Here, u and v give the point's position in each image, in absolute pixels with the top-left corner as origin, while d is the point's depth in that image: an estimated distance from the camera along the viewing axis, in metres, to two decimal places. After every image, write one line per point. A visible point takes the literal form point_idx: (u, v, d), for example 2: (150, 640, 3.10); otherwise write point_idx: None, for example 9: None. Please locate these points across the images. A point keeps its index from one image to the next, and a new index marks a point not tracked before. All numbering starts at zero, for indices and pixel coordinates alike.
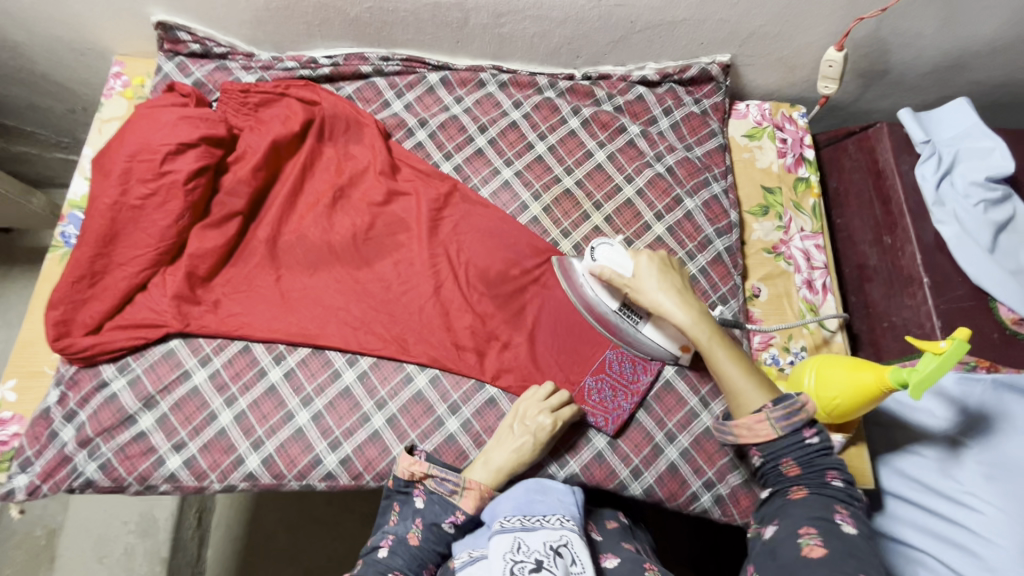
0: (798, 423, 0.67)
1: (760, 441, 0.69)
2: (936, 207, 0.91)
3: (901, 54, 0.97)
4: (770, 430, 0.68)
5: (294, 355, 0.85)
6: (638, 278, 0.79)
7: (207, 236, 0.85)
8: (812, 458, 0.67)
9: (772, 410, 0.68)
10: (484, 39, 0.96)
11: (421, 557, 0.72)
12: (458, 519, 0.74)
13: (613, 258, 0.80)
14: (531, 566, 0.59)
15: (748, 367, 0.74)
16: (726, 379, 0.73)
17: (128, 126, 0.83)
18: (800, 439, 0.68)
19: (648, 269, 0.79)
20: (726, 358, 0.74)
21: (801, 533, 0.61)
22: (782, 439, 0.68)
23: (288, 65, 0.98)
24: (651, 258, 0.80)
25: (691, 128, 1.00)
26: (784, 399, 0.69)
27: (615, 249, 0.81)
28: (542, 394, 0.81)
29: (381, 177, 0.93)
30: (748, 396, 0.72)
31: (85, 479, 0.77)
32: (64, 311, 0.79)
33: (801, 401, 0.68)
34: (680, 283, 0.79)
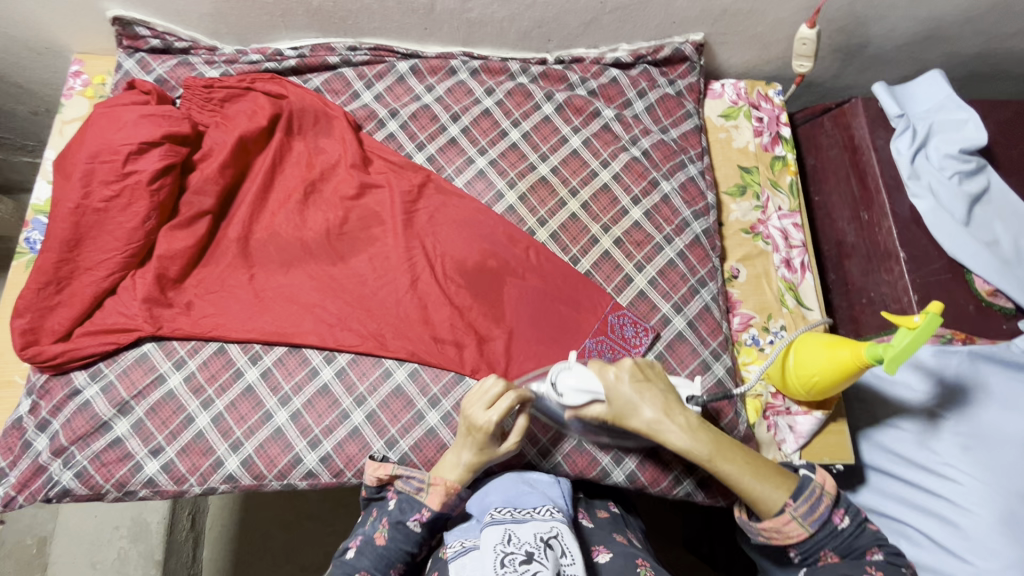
0: (824, 513, 0.67)
1: (794, 541, 0.68)
2: (912, 180, 0.90)
3: (876, 27, 0.96)
4: (800, 528, 0.68)
5: (270, 355, 0.83)
6: (616, 400, 0.71)
7: (176, 237, 0.83)
8: (847, 543, 0.68)
9: (795, 508, 0.67)
10: (453, 25, 0.95)
11: (388, 558, 0.71)
12: (423, 517, 0.72)
13: (579, 383, 0.73)
14: (522, 558, 0.58)
15: (757, 466, 0.69)
16: (743, 491, 0.68)
17: (88, 127, 0.81)
18: (832, 526, 0.68)
19: (623, 389, 0.71)
20: (734, 465, 0.69)
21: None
22: (816, 534, 0.68)
23: (253, 58, 0.95)
24: (621, 374, 0.72)
25: (667, 110, 0.99)
26: (801, 490, 0.68)
27: (576, 372, 0.74)
28: (489, 392, 0.73)
29: (352, 170, 0.91)
30: (769, 499, 0.68)
31: (61, 489, 0.76)
32: (31, 320, 0.77)
33: (816, 485, 0.68)
34: (662, 389, 0.72)
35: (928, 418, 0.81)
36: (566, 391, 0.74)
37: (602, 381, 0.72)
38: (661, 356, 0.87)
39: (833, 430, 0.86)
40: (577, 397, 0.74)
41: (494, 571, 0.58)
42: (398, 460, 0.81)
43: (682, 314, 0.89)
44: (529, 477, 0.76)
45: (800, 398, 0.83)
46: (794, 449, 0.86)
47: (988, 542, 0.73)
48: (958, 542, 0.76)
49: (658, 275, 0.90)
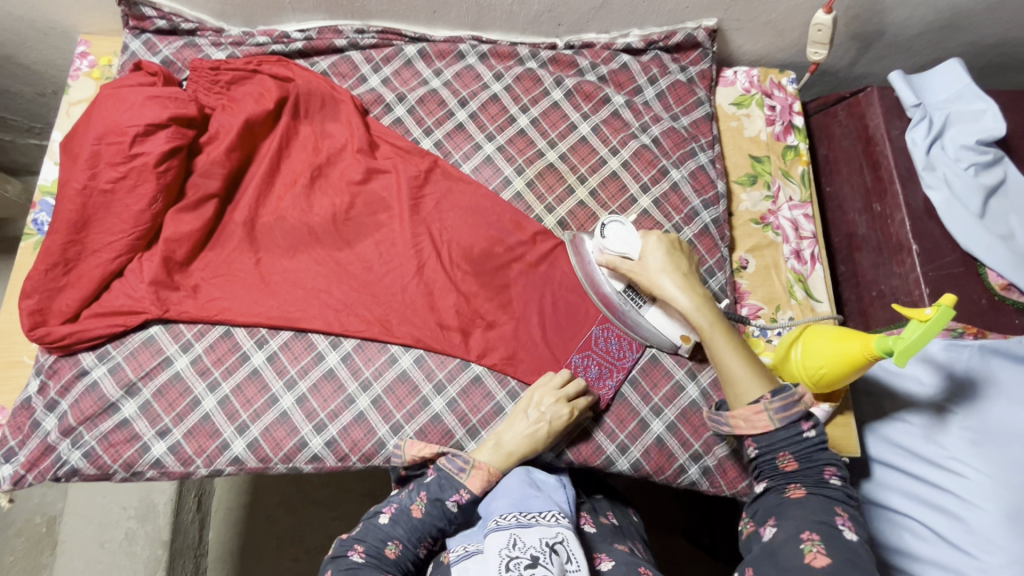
0: (796, 415, 0.64)
1: (756, 433, 0.65)
2: (926, 172, 0.89)
3: (894, 14, 0.94)
4: (767, 421, 0.64)
5: (277, 339, 0.84)
6: (644, 257, 0.76)
7: (182, 220, 0.83)
8: (809, 452, 0.63)
9: (769, 401, 0.64)
10: (462, 8, 0.93)
11: (422, 531, 0.69)
12: (463, 498, 0.71)
13: (623, 237, 0.78)
14: (527, 562, 0.58)
15: (748, 354, 0.69)
16: (723, 366, 0.68)
17: (94, 108, 0.80)
18: (797, 432, 0.64)
19: (654, 251, 0.76)
20: (727, 341, 0.69)
21: (803, 538, 0.57)
22: (779, 431, 0.64)
23: (260, 40, 0.94)
24: (658, 240, 0.77)
25: (678, 97, 0.97)
26: (781, 390, 0.64)
27: (621, 228, 0.80)
28: (556, 385, 0.80)
29: (359, 155, 0.90)
30: (745, 384, 0.67)
31: (70, 468, 0.77)
32: (39, 300, 0.78)
33: (798, 392, 0.64)
34: (688, 265, 0.76)
35: (936, 412, 0.81)
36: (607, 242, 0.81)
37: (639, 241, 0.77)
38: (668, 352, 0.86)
39: (840, 423, 0.86)
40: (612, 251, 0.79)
41: None
42: None
43: None
44: (536, 477, 0.74)
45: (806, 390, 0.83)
46: None
47: (995, 537, 0.73)
48: (964, 537, 0.75)
49: None
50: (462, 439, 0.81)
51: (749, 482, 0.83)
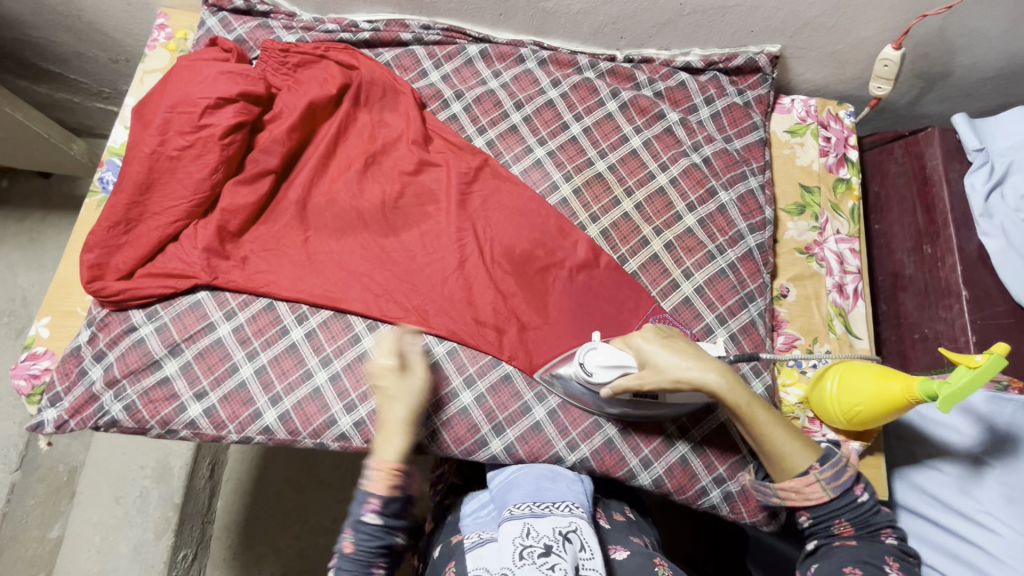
0: (848, 482, 0.67)
1: (811, 504, 0.68)
2: (982, 219, 0.87)
3: (963, 56, 0.93)
4: (821, 492, 0.67)
5: (316, 317, 0.86)
6: (648, 363, 0.72)
7: (239, 192, 0.85)
8: (863, 518, 0.67)
9: (820, 471, 0.67)
10: (528, 13, 0.95)
11: (366, 560, 0.66)
12: (376, 506, 0.66)
13: (612, 358, 0.74)
14: (540, 551, 0.60)
15: (787, 424, 0.70)
16: (773, 444, 0.69)
17: (170, 78, 0.84)
18: (853, 497, 0.67)
19: (655, 351, 0.71)
20: (767, 416, 0.69)
21: (845, 572, 0.63)
22: (834, 501, 0.67)
23: (329, 27, 0.97)
24: (645, 334, 0.73)
25: (732, 119, 0.97)
26: (827, 457, 0.68)
27: (603, 351, 0.75)
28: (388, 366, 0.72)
29: (413, 147, 0.92)
30: (794, 458, 0.68)
31: (110, 419, 0.80)
32: (99, 255, 0.82)
33: (844, 457, 0.68)
34: (688, 344, 0.72)
35: (972, 463, 0.79)
36: (596, 368, 0.75)
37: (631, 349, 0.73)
38: None
39: (868, 463, 0.84)
40: (607, 374, 0.74)
41: (513, 563, 0.60)
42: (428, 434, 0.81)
43: (726, 326, 0.88)
44: (557, 473, 0.78)
45: (837, 426, 0.81)
46: None
47: None
48: None
49: (706, 284, 0.89)
50: (486, 434, 0.82)
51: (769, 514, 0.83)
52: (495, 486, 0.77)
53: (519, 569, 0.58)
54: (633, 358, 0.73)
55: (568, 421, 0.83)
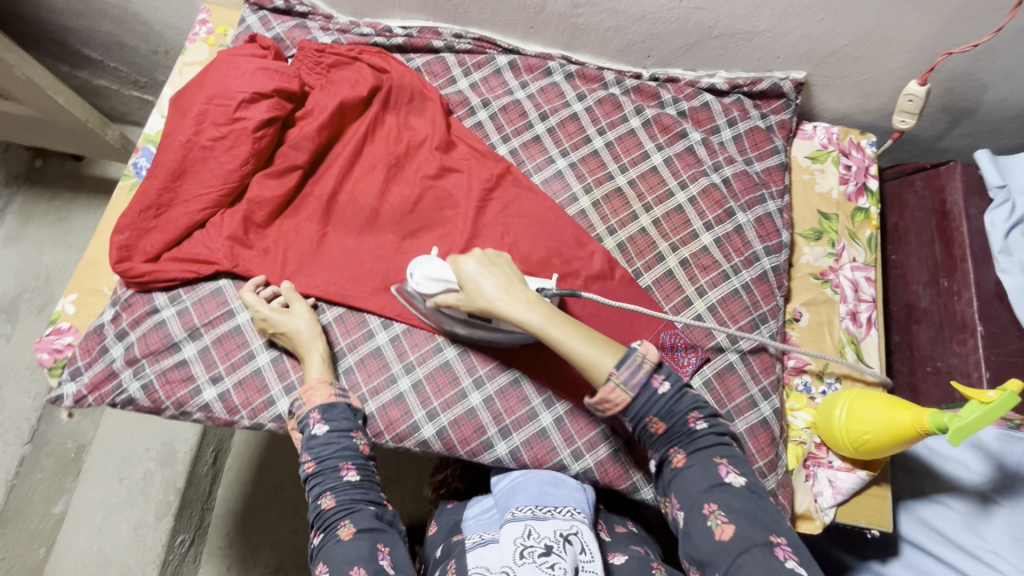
0: (644, 377, 0.67)
1: (622, 408, 0.68)
2: (1001, 255, 0.87)
3: (991, 93, 0.93)
4: (624, 395, 0.67)
5: (332, 311, 0.87)
6: (464, 284, 0.74)
7: (267, 185, 0.87)
8: (671, 409, 0.67)
9: (618, 375, 0.67)
10: (559, 28, 0.97)
11: (332, 468, 0.71)
12: (317, 416, 0.75)
13: (436, 277, 0.76)
14: (541, 551, 0.61)
15: (590, 334, 0.70)
16: (573, 358, 0.69)
17: (210, 70, 0.87)
18: (651, 391, 0.67)
19: (468, 272, 0.74)
20: (565, 330, 0.70)
21: (707, 514, 0.62)
22: (637, 400, 0.67)
23: (364, 31, 1.00)
24: (468, 257, 0.75)
25: (754, 142, 0.98)
26: (626, 359, 0.68)
27: (433, 264, 0.77)
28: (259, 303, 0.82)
29: (435, 151, 0.94)
30: (593, 363, 0.68)
31: (128, 397, 0.82)
32: (129, 237, 0.84)
33: (639, 355, 0.68)
34: (507, 271, 0.74)
35: (980, 500, 0.78)
36: (423, 281, 0.76)
37: (452, 270, 0.75)
38: (709, 383, 0.86)
39: (874, 494, 0.83)
40: (432, 286, 0.76)
41: (513, 561, 0.60)
42: (435, 432, 0.82)
43: (737, 346, 0.88)
44: (559, 481, 0.78)
45: (844, 453, 0.81)
46: (831, 505, 0.83)
47: None
48: None
49: (719, 303, 0.89)
50: (492, 437, 0.83)
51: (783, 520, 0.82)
52: (498, 490, 0.78)
53: (520, 567, 0.59)
54: (454, 276, 0.75)
55: (574, 429, 0.83)
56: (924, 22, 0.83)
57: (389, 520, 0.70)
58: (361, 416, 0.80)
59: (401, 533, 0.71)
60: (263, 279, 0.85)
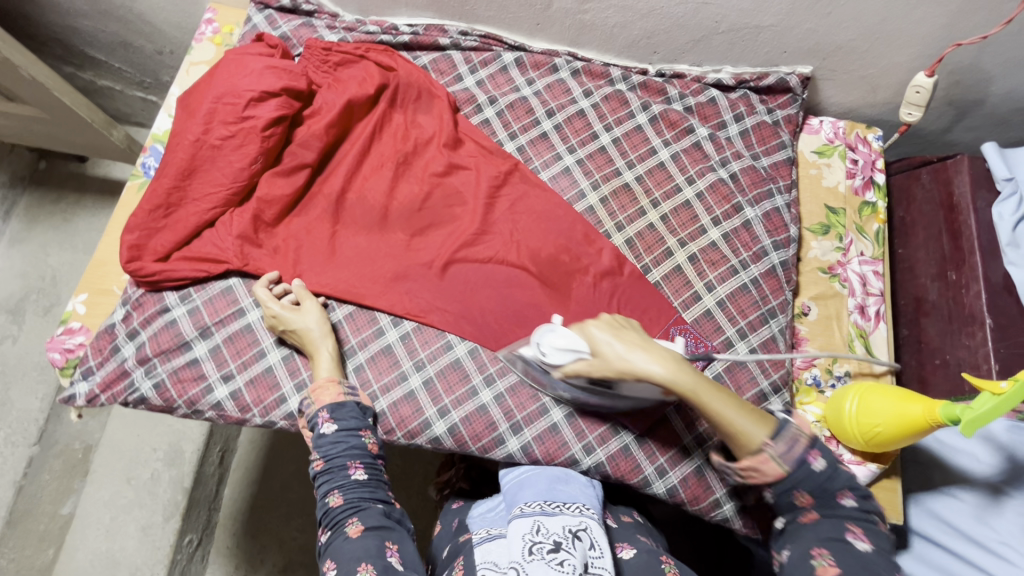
0: (801, 453, 0.66)
1: (772, 481, 0.67)
2: (1010, 247, 0.87)
3: (997, 86, 0.94)
4: (776, 467, 0.66)
5: (342, 309, 0.87)
6: (597, 351, 0.70)
7: (276, 183, 0.88)
8: (823, 486, 0.66)
9: (774, 447, 0.66)
10: (565, 24, 0.97)
11: (341, 466, 0.71)
12: (325, 417, 0.74)
13: (565, 345, 0.74)
14: (549, 547, 0.61)
15: (738, 402, 0.68)
16: (727, 429, 0.67)
17: (218, 70, 0.87)
18: (807, 466, 0.66)
19: (602, 340, 0.70)
20: (718, 400, 0.67)
21: (814, 555, 0.63)
22: (792, 475, 0.66)
23: (371, 29, 1.00)
24: (597, 322, 0.72)
25: (761, 137, 0.98)
26: (780, 431, 0.67)
27: (558, 333, 0.75)
28: (271, 298, 0.82)
29: (443, 149, 0.94)
30: (747, 433, 0.67)
31: (140, 396, 0.82)
32: (139, 237, 0.84)
33: (794, 428, 0.68)
34: (639, 335, 0.71)
35: (991, 492, 0.78)
36: (551, 350, 0.75)
37: (582, 337, 0.73)
38: (720, 377, 0.86)
39: (885, 487, 0.84)
40: (561, 357, 0.74)
41: (523, 557, 0.60)
42: (447, 429, 0.83)
43: (746, 340, 0.88)
44: (569, 476, 0.79)
45: (854, 446, 0.82)
46: None
47: None
48: None
49: (727, 298, 0.90)
50: (504, 433, 0.83)
51: None
52: (506, 484, 0.78)
53: (529, 563, 0.59)
54: (584, 344, 0.73)
55: (585, 425, 0.84)
56: (932, 16, 0.83)
57: (398, 519, 0.71)
58: (372, 414, 0.80)
59: (409, 531, 0.71)
60: (277, 274, 0.85)
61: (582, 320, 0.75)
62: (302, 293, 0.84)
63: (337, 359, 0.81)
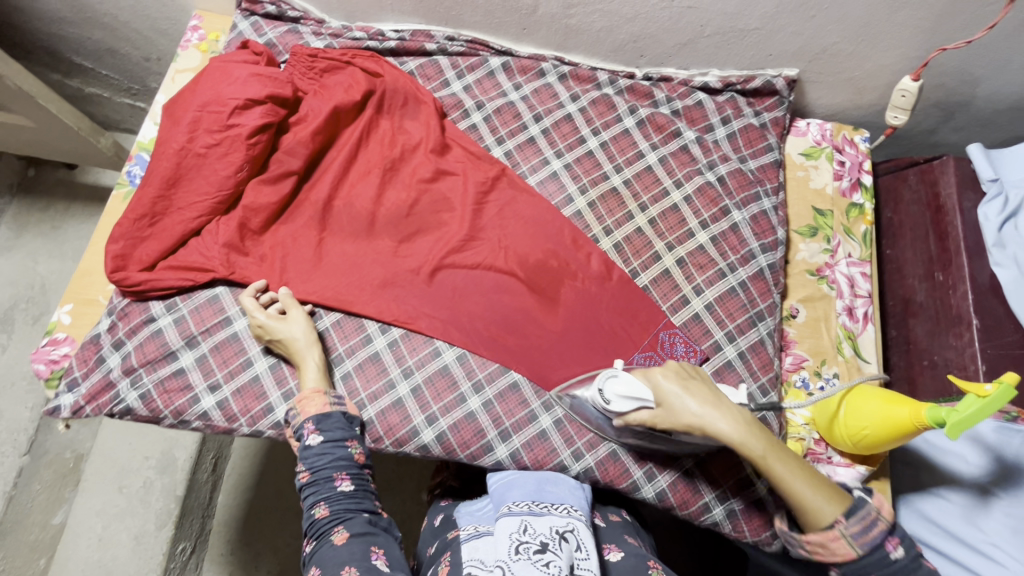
0: (877, 538, 0.65)
1: (839, 561, 0.67)
2: (995, 248, 0.87)
3: (980, 87, 0.94)
4: (848, 548, 0.66)
5: (329, 316, 0.87)
6: (665, 404, 0.72)
7: (262, 191, 0.87)
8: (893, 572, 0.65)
9: (847, 526, 0.65)
10: (551, 29, 0.97)
11: (326, 478, 0.71)
12: (310, 429, 0.74)
13: (628, 391, 0.74)
14: (536, 547, 0.60)
15: (810, 475, 0.68)
16: (796, 501, 0.67)
17: (202, 77, 0.87)
18: (884, 553, 0.65)
19: (672, 393, 0.71)
20: (788, 471, 0.67)
21: None
22: (864, 558, 0.65)
23: (357, 35, 1.00)
24: (666, 372, 0.73)
25: (748, 140, 0.98)
26: (855, 510, 0.66)
27: (623, 380, 0.75)
28: (257, 307, 0.82)
29: (430, 155, 0.94)
30: (817, 510, 0.66)
31: (125, 407, 0.81)
32: (124, 246, 0.84)
33: (872, 509, 0.66)
34: (708, 390, 0.72)
35: (979, 493, 0.78)
36: (614, 397, 0.75)
37: (648, 385, 0.73)
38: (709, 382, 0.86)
39: (873, 488, 0.84)
40: (624, 404, 0.75)
41: (509, 557, 0.60)
42: (435, 437, 0.82)
43: (735, 343, 0.88)
44: (558, 477, 0.79)
45: (843, 448, 0.82)
46: None
47: None
48: None
49: (716, 301, 0.90)
50: (492, 440, 0.83)
51: (772, 533, 0.82)
52: (493, 486, 0.78)
53: (515, 563, 0.59)
54: (650, 394, 0.73)
55: (574, 431, 0.84)
56: (914, 18, 0.84)
57: (384, 526, 0.70)
58: (359, 423, 0.80)
59: (396, 538, 0.70)
60: (265, 283, 0.85)
61: (648, 369, 0.76)
62: (290, 301, 0.84)
63: (324, 367, 0.81)
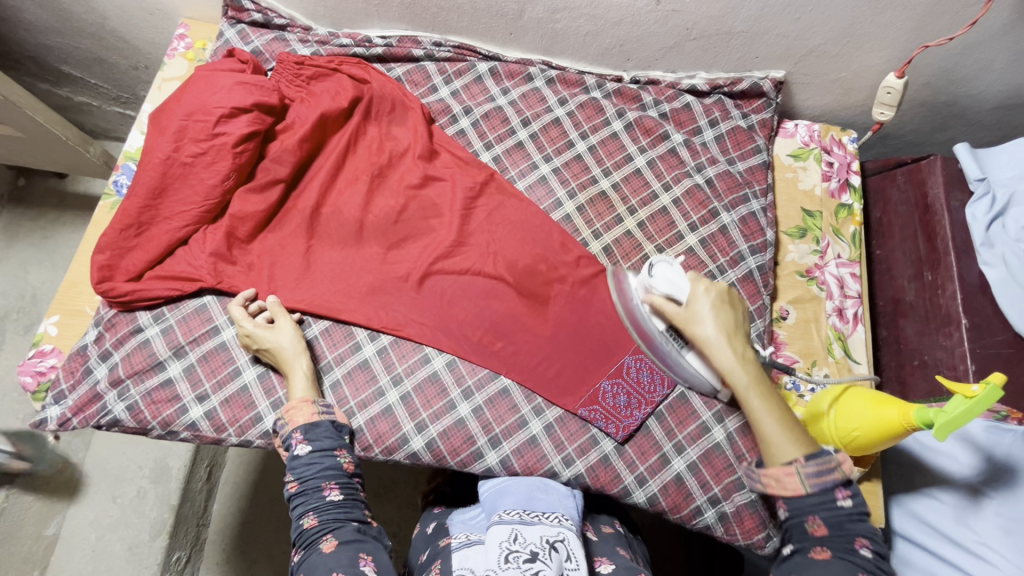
0: (830, 482, 0.64)
1: (787, 495, 0.65)
2: (983, 248, 0.87)
3: (965, 87, 0.94)
4: (798, 485, 0.65)
5: (318, 324, 0.87)
6: (693, 307, 0.76)
7: (250, 200, 0.87)
8: (840, 521, 0.63)
9: (803, 465, 0.64)
10: (538, 34, 0.97)
11: (315, 488, 0.70)
12: (299, 438, 0.74)
13: (670, 279, 0.78)
14: (526, 556, 0.60)
15: (787, 418, 0.69)
16: (759, 426, 0.69)
17: (188, 86, 0.86)
18: (831, 501, 0.63)
19: (704, 302, 0.76)
20: (766, 404, 0.70)
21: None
22: (810, 497, 0.64)
23: (343, 41, 1.00)
24: (710, 289, 0.77)
25: (736, 142, 0.99)
26: (817, 455, 0.65)
27: (673, 269, 0.78)
28: (243, 314, 0.82)
29: (418, 161, 0.94)
30: (778, 444, 0.67)
31: (113, 418, 0.81)
32: (110, 257, 0.83)
33: (835, 460, 0.64)
34: (736, 320, 0.76)
35: (970, 493, 0.78)
36: (658, 279, 0.78)
37: (690, 287, 0.77)
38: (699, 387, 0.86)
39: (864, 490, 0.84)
40: (662, 288, 0.78)
41: (498, 565, 0.60)
42: (424, 444, 0.82)
43: None
44: (549, 486, 0.78)
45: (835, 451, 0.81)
46: None
47: None
48: None
49: None
50: (482, 447, 0.82)
51: (766, 535, 0.81)
52: (484, 493, 0.78)
53: (503, 571, 0.59)
54: (686, 294, 0.77)
55: (564, 436, 0.84)
56: (898, 19, 0.84)
57: (374, 535, 0.70)
58: (348, 432, 0.79)
59: (386, 547, 0.70)
60: (253, 292, 0.84)
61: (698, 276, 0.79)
62: (276, 308, 0.83)
63: (313, 376, 0.81)
